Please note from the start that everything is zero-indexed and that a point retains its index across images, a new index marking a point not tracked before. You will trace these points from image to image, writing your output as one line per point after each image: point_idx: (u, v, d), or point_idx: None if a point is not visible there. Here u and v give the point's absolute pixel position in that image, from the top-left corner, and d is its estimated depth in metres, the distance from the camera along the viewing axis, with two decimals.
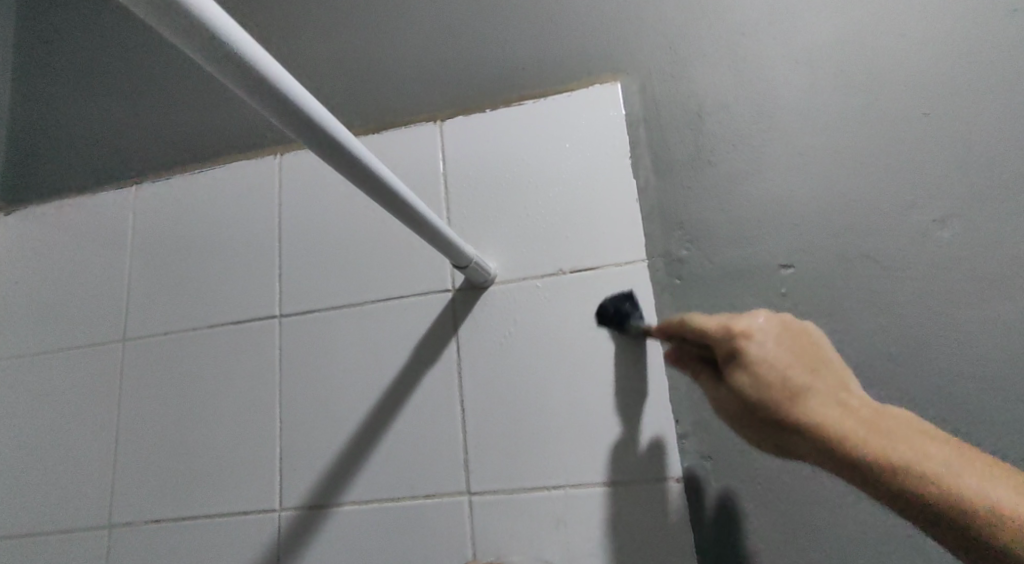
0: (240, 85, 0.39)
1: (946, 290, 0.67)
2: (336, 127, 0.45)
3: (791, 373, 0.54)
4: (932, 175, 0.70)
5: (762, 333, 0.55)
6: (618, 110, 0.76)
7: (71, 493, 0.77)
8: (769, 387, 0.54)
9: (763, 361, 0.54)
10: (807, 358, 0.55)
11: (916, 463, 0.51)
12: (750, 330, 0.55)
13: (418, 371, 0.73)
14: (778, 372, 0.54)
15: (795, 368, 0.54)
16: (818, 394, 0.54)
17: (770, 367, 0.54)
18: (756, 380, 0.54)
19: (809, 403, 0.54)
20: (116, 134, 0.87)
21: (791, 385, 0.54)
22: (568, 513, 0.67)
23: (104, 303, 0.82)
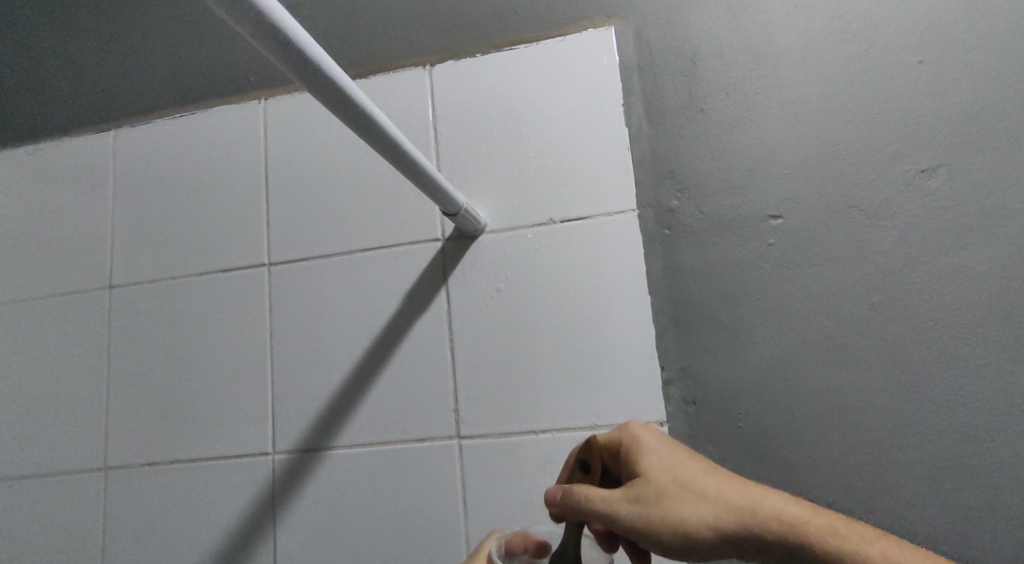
0: (230, 15, 0.38)
1: (929, 241, 0.69)
2: (328, 65, 0.44)
3: (682, 461, 0.56)
4: (924, 126, 0.70)
5: (639, 434, 0.59)
6: (610, 57, 0.74)
7: (64, 439, 0.77)
8: (666, 476, 0.55)
9: (649, 453, 0.57)
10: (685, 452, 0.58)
11: (825, 526, 0.53)
12: (629, 436, 0.59)
13: (408, 318, 0.74)
14: (670, 461, 0.56)
15: (682, 457, 0.57)
16: (707, 474, 0.56)
17: (661, 455, 0.57)
18: (646, 470, 0.56)
19: (709, 483, 0.55)
20: (92, 75, 0.84)
21: (687, 471, 0.56)
22: (555, 456, 0.69)
23: (87, 250, 0.81)
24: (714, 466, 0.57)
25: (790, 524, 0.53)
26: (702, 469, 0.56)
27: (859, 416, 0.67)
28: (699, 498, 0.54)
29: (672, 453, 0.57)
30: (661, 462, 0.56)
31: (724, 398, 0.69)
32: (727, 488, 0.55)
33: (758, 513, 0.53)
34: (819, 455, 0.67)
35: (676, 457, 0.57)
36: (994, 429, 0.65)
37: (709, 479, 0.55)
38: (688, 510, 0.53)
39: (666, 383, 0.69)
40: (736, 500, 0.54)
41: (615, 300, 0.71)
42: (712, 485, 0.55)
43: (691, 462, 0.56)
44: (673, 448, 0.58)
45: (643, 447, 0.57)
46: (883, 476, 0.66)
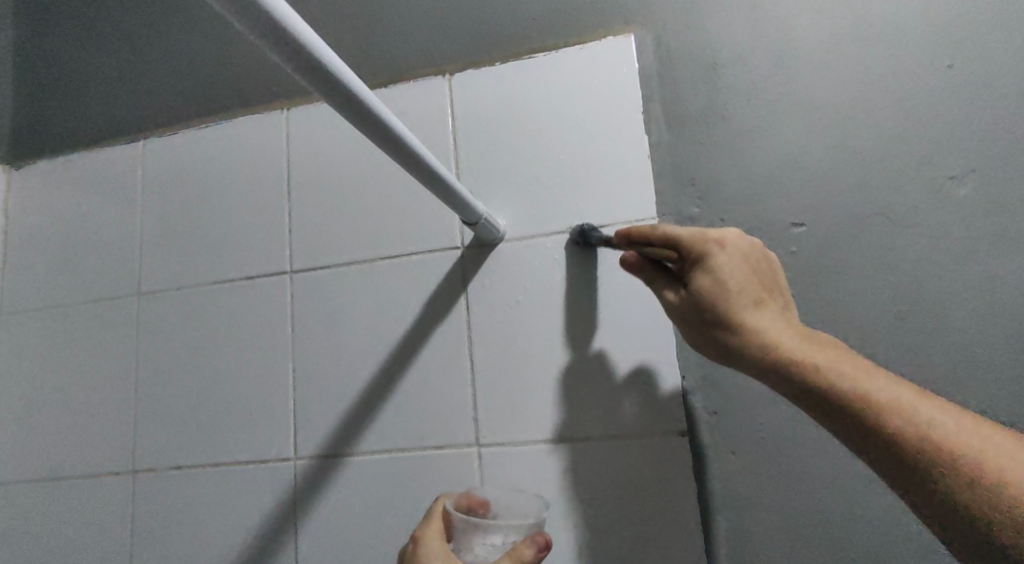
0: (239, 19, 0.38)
1: (958, 249, 0.67)
2: (340, 68, 0.44)
3: (754, 286, 0.57)
4: (952, 131, 0.68)
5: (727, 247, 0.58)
6: (631, 64, 0.74)
7: (95, 442, 0.80)
8: (729, 292, 0.57)
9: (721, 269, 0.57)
10: (764, 277, 0.58)
11: (875, 377, 0.52)
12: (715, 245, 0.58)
13: (427, 327, 0.74)
14: (740, 282, 0.57)
15: (754, 282, 0.57)
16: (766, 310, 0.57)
17: (733, 275, 0.57)
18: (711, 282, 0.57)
19: (768, 315, 0.56)
20: (121, 87, 0.86)
21: (753, 296, 0.57)
22: (574, 465, 0.69)
23: (116, 258, 0.83)
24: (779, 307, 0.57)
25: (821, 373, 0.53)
26: (769, 300, 0.58)
27: None
28: (749, 321, 0.56)
29: (749, 274, 0.57)
30: (731, 278, 0.57)
31: (745, 409, 0.68)
32: (780, 327, 0.56)
33: (804, 347, 0.54)
34: (844, 467, 0.66)
35: (750, 277, 0.57)
36: None
37: (769, 312, 0.57)
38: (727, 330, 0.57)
39: (687, 393, 0.69)
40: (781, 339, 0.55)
41: (636, 307, 0.71)
42: (769, 317, 0.56)
43: (761, 293, 0.57)
44: (753, 268, 0.58)
45: (717, 260, 0.57)
46: None
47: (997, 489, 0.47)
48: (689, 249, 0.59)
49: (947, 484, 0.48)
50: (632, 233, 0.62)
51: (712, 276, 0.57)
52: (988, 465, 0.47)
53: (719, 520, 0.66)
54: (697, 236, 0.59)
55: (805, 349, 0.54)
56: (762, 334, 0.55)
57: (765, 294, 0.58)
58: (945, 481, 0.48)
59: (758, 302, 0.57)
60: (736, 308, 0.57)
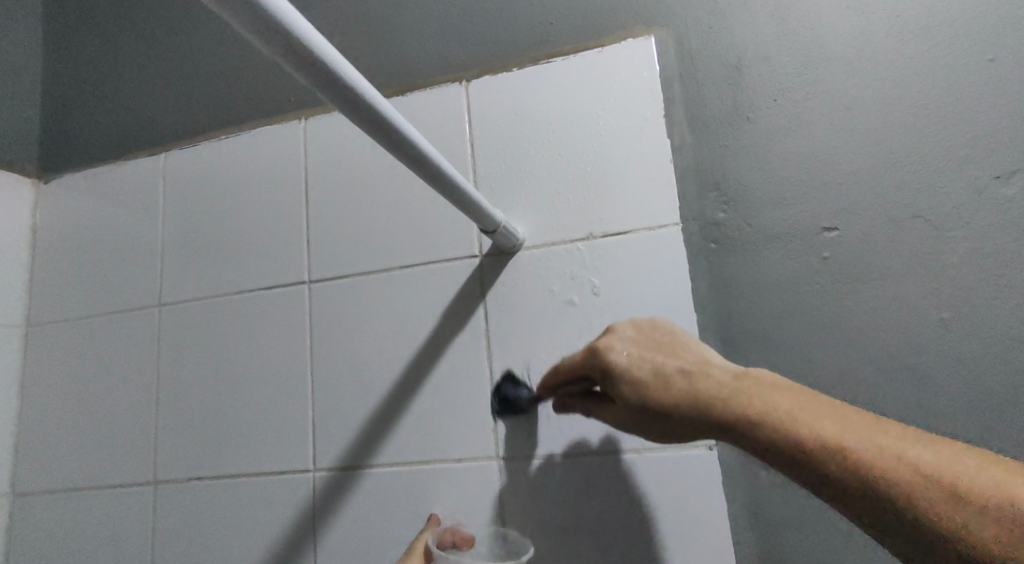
0: (240, 19, 0.37)
1: (1004, 252, 0.63)
2: (350, 71, 0.43)
3: (667, 365, 0.55)
4: (995, 128, 0.65)
5: (621, 344, 0.57)
6: (651, 66, 0.72)
7: (117, 453, 0.80)
8: (653, 383, 0.54)
9: (627, 369, 0.55)
10: (668, 349, 0.57)
11: (819, 426, 0.50)
12: (609, 343, 0.57)
13: (445, 337, 0.73)
14: (653, 370, 0.55)
15: (666, 361, 0.55)
16: (692, 378, 0.54)
17: (642, 364, 0.55)
18: (631, 387, 0.55)
19: (701, 385, 0.53)
20: (145, 100, 0.87)
21: (675, 375, 0.54)
22: (597, 479, 0.67)
23: (139, 270, 0.84)
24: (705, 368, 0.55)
25: (765, 425, 0.51)
26: (692, 368, 0.55)
27: None
28: (684, 403, 0.53)
29: (655, 357, 0.56)
30: (643, 370, 0.55)
31: None
32: (711, 388, 0.53)
33: (752, 414, 0.51)
34: None
35: (655, 358, 0.56)
36: None
37: (699, 382, 0.54)
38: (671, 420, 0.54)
39: None
40: (718, 408, 0.52)
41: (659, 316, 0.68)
42: (700, 386, 0.53)
43: (680, 366, 0.55)
44: (653, 350, 0.56)
45: (621, 365, 0.56)
46: None
47: (965, 516, 0.46)
48: (596, 361, 0.57)
49: (921, 530, 0.46)
50: (551, 381, 0.62)
51: (629, 377, 0.55)
52: (946, 494, 0.46)
53: (751, 537, 0.63)
54: (592, 349, 0.57)
55: (748, 412, 0.51)
56: (701, 413, 0.53)
57: (681, 364, 0.55)
58: (918, 519, 0.47)
59: (685, 378, 0.54)
60: (667, 393, 0.54)
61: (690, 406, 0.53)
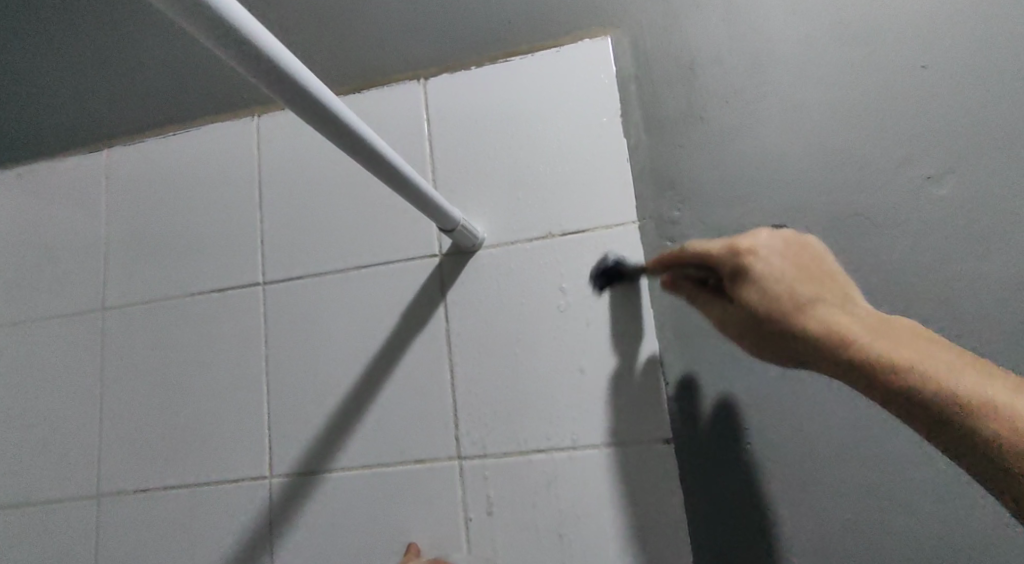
0: (180, 13, 0.36)
1: (938, 248, 0.67)
2: (294, 64, 0.42)
3: (806, 287, 0.55)
4: (928, 130, 0.68)
5: (765, 249, 0.56)
6: (608, 66, 0.73)
7: (57, 465, 0.76)
8: (782, 303, 0.54)
9: (765, 275, 0.55)
10: (816, 273, 0.56)
11: (954, 370, 0.51)
12: (753, 247, 0.56)
13: (405, 338, 0.72)
14: (791, 287, 0.54)
15: (803, 284, 0.55)
16: (829, 300, 0.54)
17: (777, 272, 0.55)
18: (761, 293, 0.55)
19: (834, 316, 0.54)
20: (84, 94, 0.83)
21: (812, 298, 0.54)
22: (558, 475, 0.67)
23: (80, 272, 0.80)
24: (845, 296, 0.56)
25: (897, 361, 0.51)
26: (832, 299, 0.55)
27: (877, 431, 0.64)
28: (813, 325, 0.54)
29: (798, 277, 0.55)
30: (779, 287, 0.54)
31: (732, 414, 0.66)
32: (849, 317, 0.54)
33: (883, 350, 0.52)
34: (834, 472, 0.64)
35: (795, 278, 0.55)
36: None
37: (834, 312, 0.54)
38: (797, 331, 0.54)
39: (672, 399, 0.67)
40: (852, 333, 0.53)
41: (619, 314, 0.69)
42: (835, 316, 0.54)
43: (817, 294, 0.55)
44: (799, 269, 0.55)
45: (759, 271, 0.55)
46: (904, 494, 0.63)
47: None
48: (728, 257, 0.56)
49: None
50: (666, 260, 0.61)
51: (758, 285, 0.55)
52: None
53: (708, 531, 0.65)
54: (731, 248, 0.56)
55: (879, 346, 0.52)
56: (830, 341, 0.53)
57: (820, 292, 0.55)
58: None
59: (819, 300, 0.54)
60: (796, 315, 0.54)
61: (819, 331, 0.53)
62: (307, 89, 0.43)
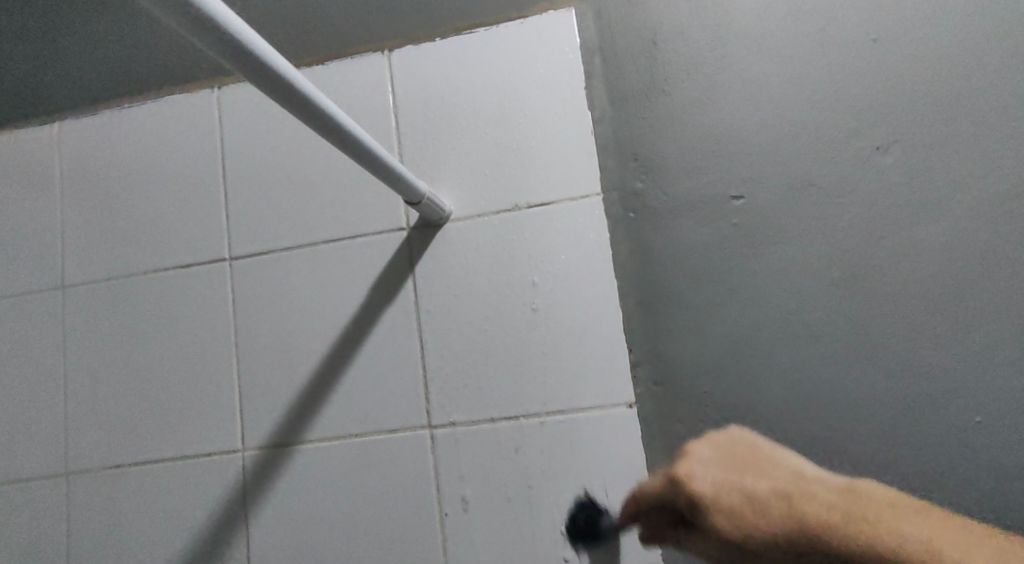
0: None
1: (885, 216, 0.70)
2: (261, 45, 0.42)
3: (754, 488, 0.57)
4: (878, 104, 0.71)
5: (703, 473, 0.57)
6: (572, 39, 0.74)
7: (22, 445, 0.75)
8: (740, 515, 0.56)
9: (702, 486, 0.56)
10: (749, 459, 0.61)
11: (883, 520, 0.56)
12: (689, 471, 0.57)
13: (374, 311, 0.73)
14: (732, 488, 0.56)
15: (749, 476, 0.58)
16: (788, 497, 0.57)
17: (719, 478, 0.57)
18: (713, 496, 0.56)
19: (799, 507, 0.57)
20: (32, 63, 0.80)
21: (771, 501, 0.57)
22: (526, 440, 0.70)
23: (37, 249, 0.78)
24: (794, 480, 0.58)
25: (841, 524, 0.56)
26: (790, 488, 0.58)
27: (825, 391, 0.68)
28: (773, 532, 0.56)
29: (742, 474, 0.58)
30: (728, 496, 0.56)
31: (690, 378, 0.69)
32: (800, 499, 0.57)
33: (837, 533, 0.56)
34: (784, 428, 0.68)
35: (736, 474, 0.58)
36: (949, 396, 0.67)
37: (805, 503, 0.57)
38: (761, 525, 0.56)
39: (634, 365, 0.70)
40: (805, 510, 0.56)
41: (583, 284, 0.71)
42: (808, 507, 0.57)
43: (771, 488, 0.57)
44: (738, 460, 0.60)
45: (699, 486, 0.56)
46: (847, 448, 0.67)
47: None
48: (674, 489, 0.57)
49: None
50: (631, 506, 0.62)
51: (704, 489, 0.56)
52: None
53: None
54: (671, 478, 0.58)
55: (832, 529, 0.56)
56: (807, 537, 0.56)
57: (772, 484, 0.58)
58: None
59: (769, 495, 0.57)
60: (755, 526, 0.56)
61: (790, 530, 0.56)
62: (275, 70, 0.44)
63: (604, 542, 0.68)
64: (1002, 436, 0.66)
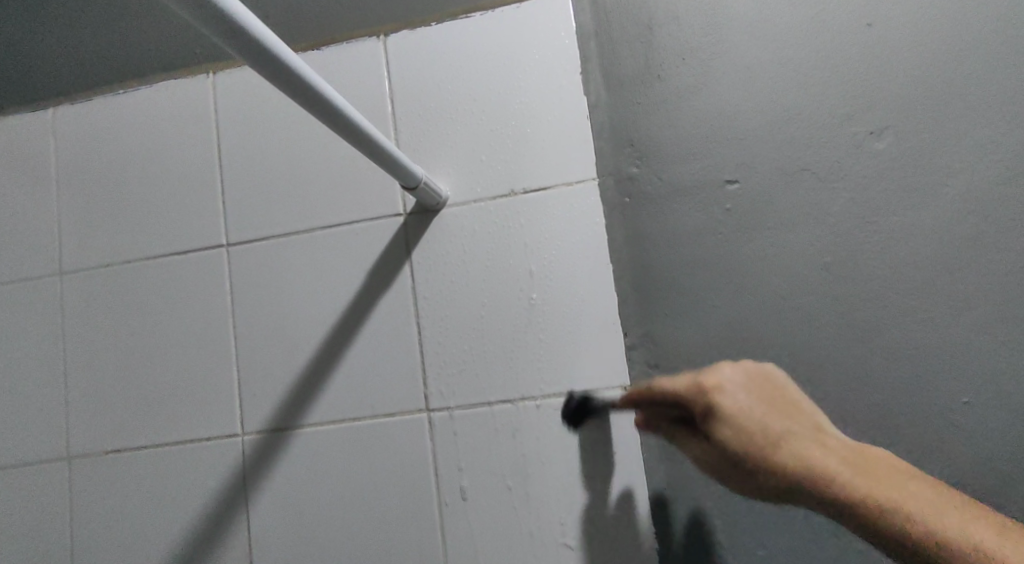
0: None
1: (876, 201, 0.71)
2: (257, 24, 0.42)
3: (776, 424, 0.56)
4: (871, 89, 0.72)
5: (730, 384, 0.57)
6: (567, 23, 0.74)
7: (23, 429, 0.76)
8: (759, 437, 0.55)
9: (735, 409, 0.56)
10: (783, 404, 0.57)
11: (937, 505, 0.53)
12: (719, 383, 0.57)
13: (371, 296, 0.74)
14: (761, 420, 0.56)
15: (775, 419, 0.56)
16: (799, 438, 0.56)
17: (749, 407, 0.56)
18: (736, 430, 0.55)
19: (810, 453, 0.55)
20: (23, 48, 0.79)
21: (785, 440, 0.55)
22: (522, 423, 0.71)
23: (34, 235, 0.78)
24: (820, 433, 0.57)
25: (856, 492, 0.54)
26: (805, 434, 0.56)
27: (817, 373, 0.69)
28: (792, 470, 0.54)
29: (768, 411, 0.56)
30: (748, 402, 0.56)
31: (684, 361, 0.70)
32: (827, 457, 0.55)
33: (858, 486, 0.54)
34: None
35: (763, 411, 0.56)
36: (938, 378, 0.68)
37: (809, 448, 0.55)
38: (782, 460, 0.55)
39: (629, 348, 0.71)
40: (833, 465, 0.55)
41: (579, 269, 0.72)
42: (817, 456, 0.55)
43: (793, 429, 0.56)
44: (769, 403, 0.57)
45: (728, 406, 0.56)
46: (837, 429, 0.69)
47: None
48: (697, 396, 0.57)
49: None
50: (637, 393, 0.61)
51: (731, 418, 0.56)
52: None
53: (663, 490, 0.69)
54: (698, 386, 0.57)
55: (855, 486, 0.54)
56: (813, 486, 0.54)
57: (793, 427, 0.56)
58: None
59: (792, 438, 0.56)
60: (771, 455, 0.55)
61: (800, 480, 0.54)
62: (271, 50, 0.44)
63: (600, 523, 0.69)
64: (989, 417, 0.67)
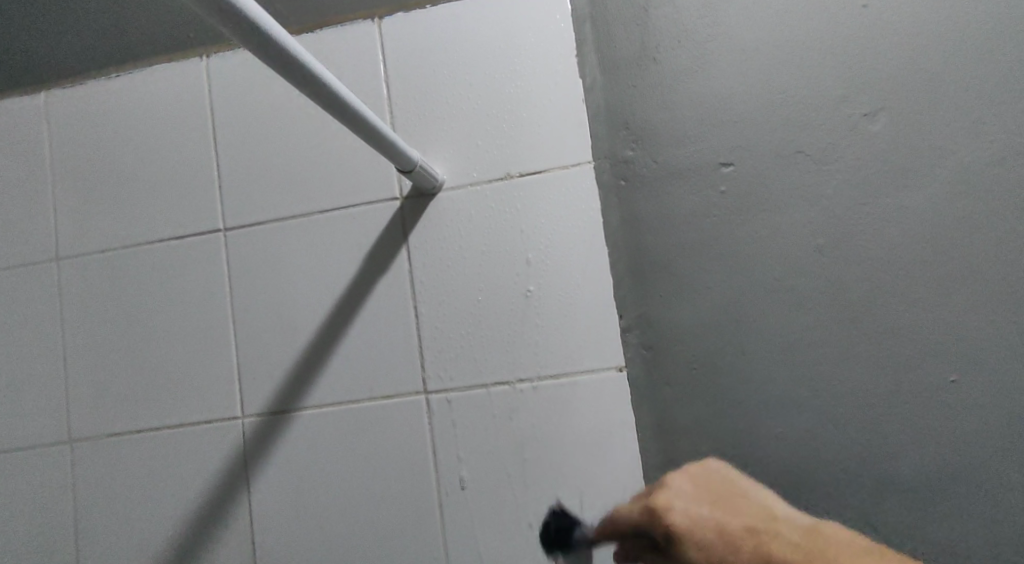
0: None
1: (870, 183, 0.71)
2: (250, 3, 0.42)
3: (726, 517, 0.58)
4: (865, 71, 0.72)
5: (677, 494, 0.59)
6: (562, 5, 0.74)
7: (23, 413, 0.76)
8: (708, 530, 0.57)
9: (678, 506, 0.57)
10: (724, 495, 0.60)
11: None
12: (667, 500, 0.58)
13: (368, 279, 0.74)
14: (705, 511, 0.58)
15: (720, 509, 0.58)
16: (750, 528, 0.58)
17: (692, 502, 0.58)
18: (685, 521, 0.57)
19: (760, 538, 0.57)
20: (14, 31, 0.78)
21: (736, 529, 0.57)
22: (519, 405, 0.72)
23: (29, 220, 0.78)
24: (769, 517, 0.59)
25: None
26: (756, 522, 0.58)
27: (809, 354, 0.70)
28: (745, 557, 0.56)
29: (710, 504, 0.58)
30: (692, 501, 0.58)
31: (679, 343, 0.71)
32: (775, 539, 0.57)
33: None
34: (769, 390, 0.70)
35: (710, 504, 0.58)
36: (928, 357, 0.69)
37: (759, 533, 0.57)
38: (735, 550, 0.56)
39: (624, 330, 0.72)
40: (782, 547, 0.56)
41: (574, 252, 0.72)
42: (765, 539, 0.57)
43: (742, 521, 0.58)
44: (713, 497, 0.59)
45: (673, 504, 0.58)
46: (829, 408, 0.70)
47: None
48: (650, 520, 0.58)
49: None
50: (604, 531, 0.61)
51: (676, 510, 0.57)
52: None
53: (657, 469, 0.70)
54: (648, 510, 0.58)
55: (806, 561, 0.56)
56: None
57: (742, 517, 0.58)
58: None
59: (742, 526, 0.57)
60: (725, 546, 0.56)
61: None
62: (264, 30, 0.43)
63: (597, 501, 0.70)
64: (977, 395, 0.68)
